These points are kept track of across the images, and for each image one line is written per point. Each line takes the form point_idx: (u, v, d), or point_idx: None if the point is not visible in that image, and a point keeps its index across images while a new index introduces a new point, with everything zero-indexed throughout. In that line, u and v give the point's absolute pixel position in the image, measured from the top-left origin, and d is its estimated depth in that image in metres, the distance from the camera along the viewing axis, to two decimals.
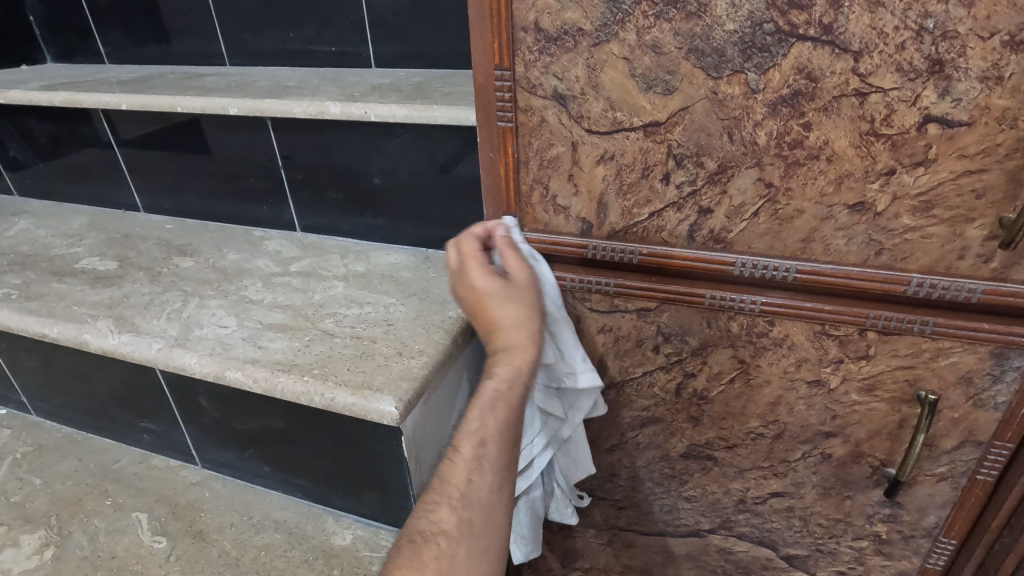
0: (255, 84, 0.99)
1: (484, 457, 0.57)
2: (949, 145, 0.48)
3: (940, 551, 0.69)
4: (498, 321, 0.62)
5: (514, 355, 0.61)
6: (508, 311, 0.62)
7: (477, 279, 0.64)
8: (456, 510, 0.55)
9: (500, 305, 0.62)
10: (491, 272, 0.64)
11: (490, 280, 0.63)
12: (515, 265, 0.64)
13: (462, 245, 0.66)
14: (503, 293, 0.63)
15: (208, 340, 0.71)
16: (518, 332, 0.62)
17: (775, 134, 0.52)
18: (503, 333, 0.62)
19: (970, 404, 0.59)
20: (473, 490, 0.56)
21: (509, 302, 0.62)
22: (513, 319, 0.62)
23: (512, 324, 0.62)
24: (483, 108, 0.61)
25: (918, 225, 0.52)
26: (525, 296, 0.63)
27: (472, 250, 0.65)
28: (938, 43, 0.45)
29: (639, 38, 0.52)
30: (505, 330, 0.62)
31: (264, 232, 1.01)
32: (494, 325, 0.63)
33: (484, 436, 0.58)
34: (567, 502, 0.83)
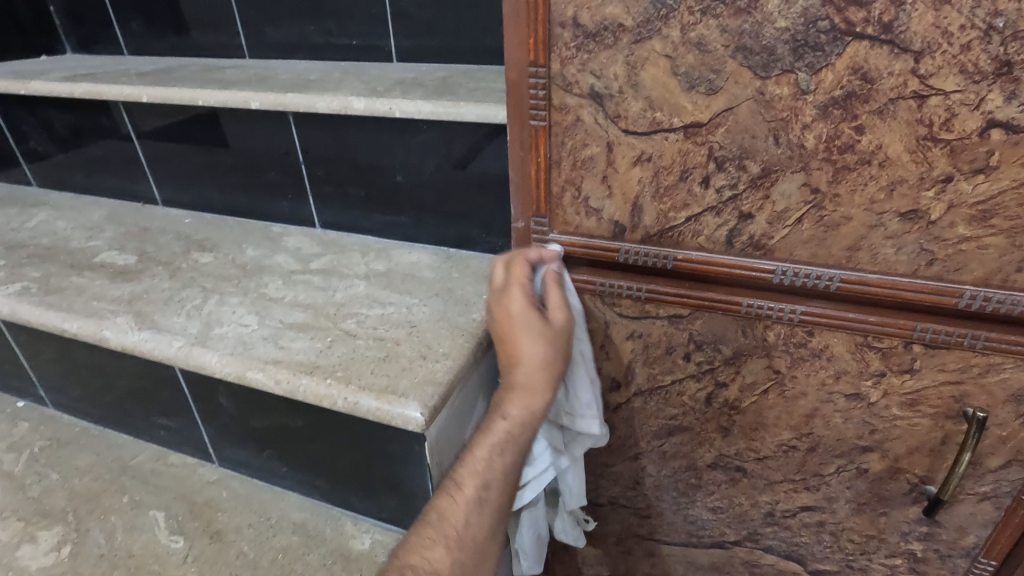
0: (277, 78, 0.98)
1: (485, 500, 0.57)
2: (1013, 152, 0.45)
3: (979, 571, 0.67)
4: (524, 357, 0.61)
5: (526, 398, 0.61)
6: (536, 352, 0.61)
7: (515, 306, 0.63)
8: (452, 550, 0.54)
9: (531, 341, 0.61)
10: (532, 305, 0.62)
11: (530, 314, 0.62)
12: (557, 308, 0.62)
13: (512, 269, 0.65)
14: (536, 330, 0.61)
15: (229, 339, 0.70)
16: (538, 375, 0.61)
17: (824, 137, 0.50)
18: (525, 371, 0.61)
19: (1019, 422, 0.56)
20: (470, 533, 0.55)
21: (540, 343, 0.61)
22: (537, 360, 0.61)
23: (534, 364, 0.61)
24: (516, 106, 0.59)
25: (974, 235, 0.49)
26: (558, 341, 0.62)
27: (521, 276, 0.64)
28: (1007, 44, 0.42)
29: (684, 35, 0.50)
30: (528, 369, 0.61)
31: (284, 228, 1.00)
32: (518, 360, 0.62)
33: (489, 478, 0.57)
34: (573, 524, 0.80)
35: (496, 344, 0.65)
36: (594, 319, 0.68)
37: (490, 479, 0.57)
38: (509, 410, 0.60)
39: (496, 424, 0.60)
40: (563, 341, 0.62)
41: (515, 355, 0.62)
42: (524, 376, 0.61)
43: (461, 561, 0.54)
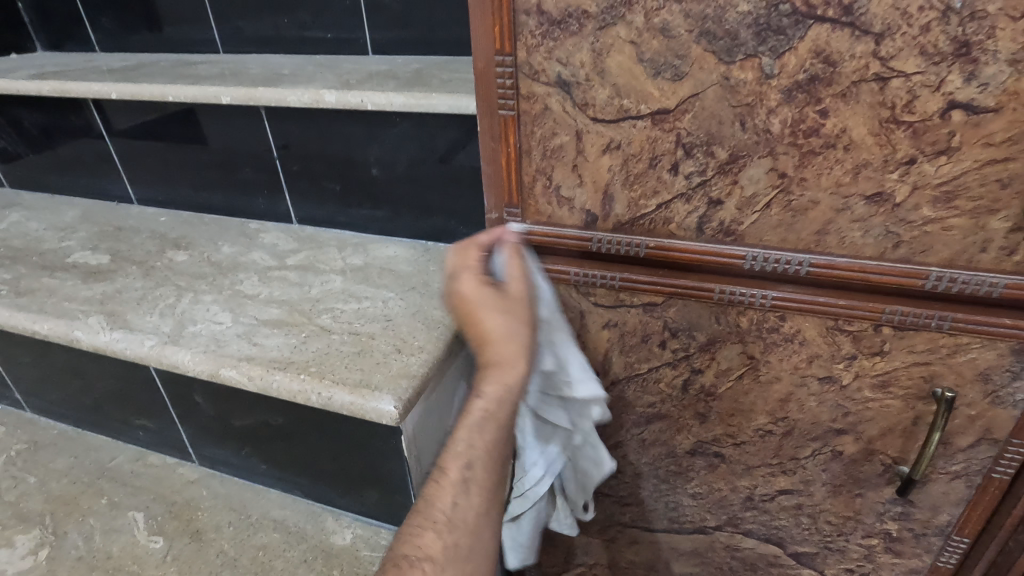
0: (249, 72, 0.96)
1: (471, 481, 0.54)
2: (974, 133, 0.46)
3: (952, 549, 0.68)
4: (486, 332, 0.57)
5: (505, 371, 0.56)
6: (497, 322, 0.57)
7: (468, 290, 0.59)
8: (443, 535, 0.52)
9: (491, 316, 0.57)
10: (485, 281, 0.59)
11: (483, 290, 0.58)
12: (513, 274, 0.59)
13: (464, 251, 0.61)
14: (493, 303, 0.58)
15: (202, 337, 0.69)
16: (508, 344, 0.57)
17: (790, 121, 0.50)
18: (492, 344, 0.57)
19: (987, 401, 0.57)
20: (462, 516, 0.53)
21: (501, 313, 0.57)
22: (501, 330, 0.57)
23: (501, 335, 0.57)
24: (484, 95, 0.58)
25: (938, 216, 0.50)
26: (519, 308, 0.58)
27: (472, 257, 0.60)
28: (965, 24, 0.42)
29: (647, 21, 0.50)
30: (492, 342, 0.57)
31: (260, 224, 0.99)
32: (482, 338, 0.58)
33: (472, 459, 0.54)
34: (568, 512, 0.81)
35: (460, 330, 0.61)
36: (570, 309, 0.68)
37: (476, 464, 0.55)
38: (488, 388, 0.56)
39: (474, 408, 0.56)
40: (525, 307, 0.58)
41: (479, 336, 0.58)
42: (492, 350, 0.57)
43: (454, 546, 0.52)
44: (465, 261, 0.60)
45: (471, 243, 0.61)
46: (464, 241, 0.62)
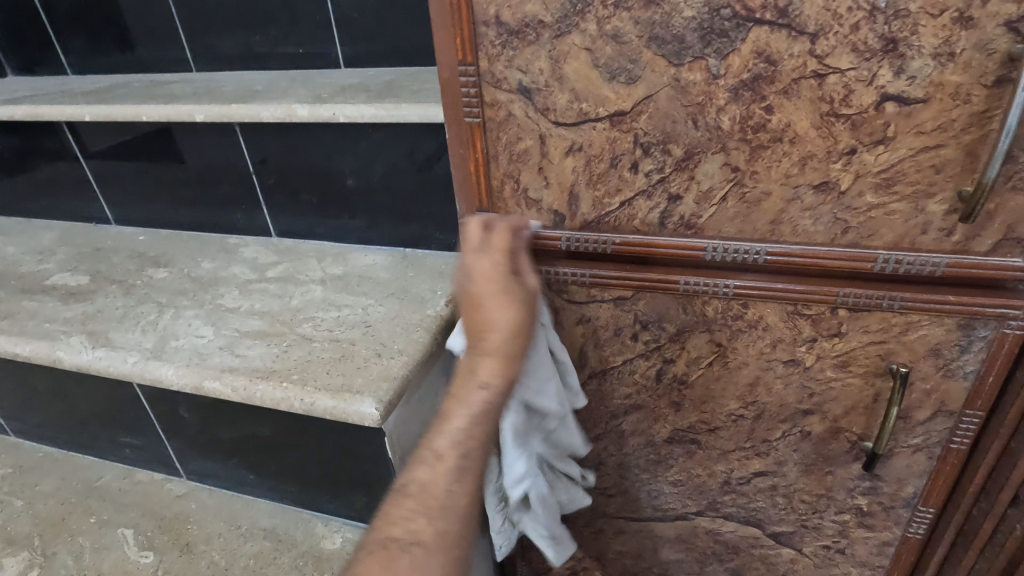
0: (222, 89, 0.98)
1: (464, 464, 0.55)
2: (907, 122, 0.49)
3: (920, 519, 0.71)
4: (493, 314, 0.57)
5: (501, 362, 0.56)
6: (505, 308, 0.57)
7: (485, 272, 0.58)
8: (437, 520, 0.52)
9: (500, 307, 0.57)
10: (500, 267, 0.58)
11: (501, 279, 0.58)
12: (528, 270, 0.60)
13: (492, 233, 0.60)
14: (508, 289, 0.58)
15: (185, 351, 0.70)
16: (509, 337, 0.57)
17: (738, 118, 0.53)
18: (496, 330, 0.57)
19: (940, 375, 0.60)
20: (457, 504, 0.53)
21: (509, 300, 0.57)
22: (503, 320, 0.57)
23: (498, 323, 0.57)
24: (449, 104, 0.61)
25: (881, 202, 0.53)
26: (529, 305, 0.58)
27: (503, 242, 0.60)
28: (890, 22, 0.46)
29: (600, 28, 0.52)
30: (496, 325, 0.57)
31: (240, 239, 1.00)
32: (489, 319, 0.57)
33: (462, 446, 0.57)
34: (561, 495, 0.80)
35: (463, 313, 0.60)
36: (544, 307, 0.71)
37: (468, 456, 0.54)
38: (483, 372, 0.56)
39: (474, 394, 0.56)
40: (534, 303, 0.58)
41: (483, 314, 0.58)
42: (495, 335, 0.57)
43: (450, 532, 0.52)
44: (495, 242, 0.60)
45: (505, 229, 0.60)
46: (494, 221, 0.61)
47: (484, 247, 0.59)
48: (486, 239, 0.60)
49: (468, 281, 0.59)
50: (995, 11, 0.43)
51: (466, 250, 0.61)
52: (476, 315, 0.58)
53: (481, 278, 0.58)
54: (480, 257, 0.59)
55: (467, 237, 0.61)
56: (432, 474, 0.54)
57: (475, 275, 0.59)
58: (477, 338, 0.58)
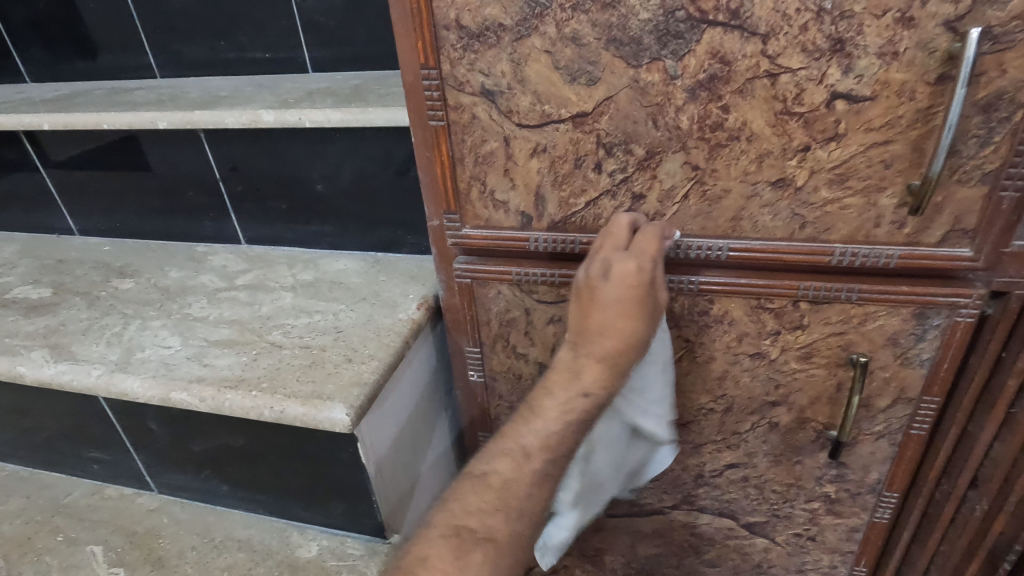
0: (187, 96, 0.96)
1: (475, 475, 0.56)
2: (856, 120, 0.50)
3: (886, 504, 0.73)
4: (612, 324, 0.57)
5: (608, 372, 0.58)
6: (632, 323, 0.57)
7: (606, 281, 0.57)
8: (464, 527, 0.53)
9: (598, 329, 0.58)
10: (643, 278, 0.57)
11: (643, 294, 0.57)
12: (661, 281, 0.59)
13: (640, 234, 0.58)
14: (603, 299, 0.57)
15: (151, 362, 0.69)
16: (622, 348, 0.58)
17: (696, 117, 0.54)
18: (621, 342, 0.57)
19: (898, 363, 0.62)
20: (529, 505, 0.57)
21: (642, 315, 0.57)
22: (619, 338, 0.58)
23: (610, 332, 0.57)
24: (413, 108, 0.61)
25: (835, 197, 0.54)
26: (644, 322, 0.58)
27: (653, 248, 0.57)
28: (837, 23, 0.47)
29: (559, 31, 0.53)
30: (606, 333, 0.58)
31: (208, 247, 0.99)
32: (608, 326, 0.58)
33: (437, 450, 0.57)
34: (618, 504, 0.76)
35: (573, 314, 0.60)
36: (514, 308, 0.71)
37: (554, 459, 0.59)
38: (586, 378, 0.59)
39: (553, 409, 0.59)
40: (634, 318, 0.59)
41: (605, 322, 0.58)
42: (609, 345, 0.58)
43: (516, 533, 0.56)
44: (643, 246, 0.57)
45: (658, 235, 0.58)
46: (643, 222, 0.59)
47: (632, 250, 0.57)
48: (634, 243, 0.58)
49: (603, 284, 0.57)
50: (934, 11, 0.45)
51: (603, 251, 0.59)
52: (593, 317, 0.58)
53: (595, 294, 0.58)
54: (644, 253, 0.57)
55: (611, 231, 0.59)
56: (513, 472, 0.58)
57: (607, 282, 0.57)
58: (592, 340, 0.59)
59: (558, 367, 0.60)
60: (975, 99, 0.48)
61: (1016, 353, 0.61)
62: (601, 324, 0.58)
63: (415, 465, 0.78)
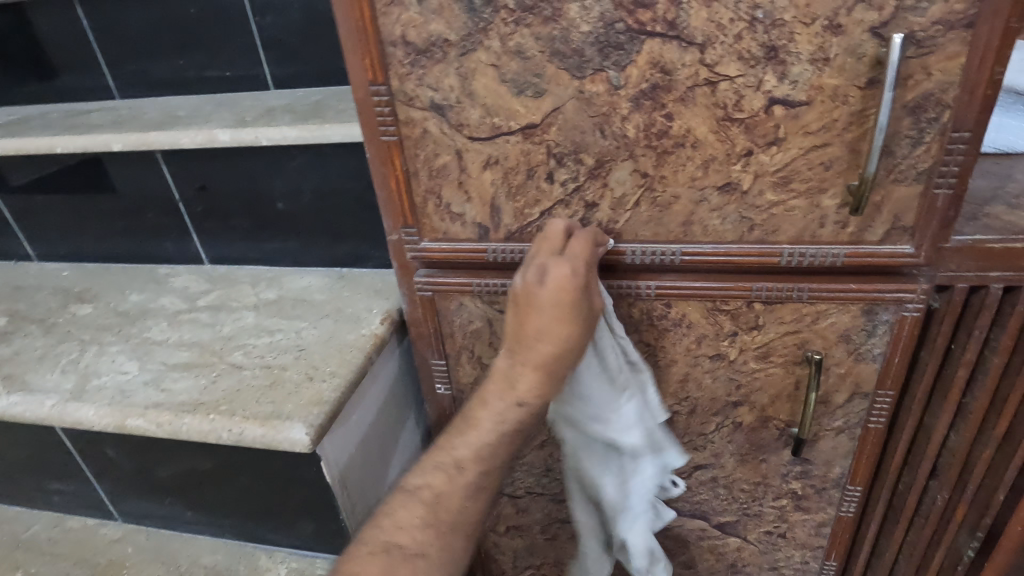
0: (144, 116, 0.95)
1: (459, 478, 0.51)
2: (794, 124, 0.52)
3: (850, 499, 0.74)
4: (550, 330, 0.57)
5: (543, 375, 0.59)
6: (562, 330, 0.57)
7: (541, 291, 0.57)
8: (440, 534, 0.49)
9: (539, 329, 0.57)
10: (579, 281, 0.56)
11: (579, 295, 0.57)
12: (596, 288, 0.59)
13: (573, 238, 0.58)
14: (539, 308, 0.57)
15: (107, 389, 0.68)
16: (553, 355, 0.58)
17: (642, 126, 0.55)
18: (550, 351, 0.57)
19: (852, 359, 0.64)
20: (462, 516, 0.59)
21: (569, 324, 0.57)
22: (557, 339, 0.57)
23: (541, 338, 0.57)
24: (365, 125, 0.61)
25: (780, 199, 0.56)
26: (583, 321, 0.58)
27: (585, 252, 0.58)
28: (769, 31, 0.49)
29: (503, 45, 0.54)
30: (542, 342, 0.57)
31: (171, 268, 0.97)
32: (541, 335, 0.57)
33: None
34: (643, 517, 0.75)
35: (510, 319, 0.59)
36: (476, 319, 0.71)
37: (486, 469, 0.60)
38: (524, 385, 0.59)
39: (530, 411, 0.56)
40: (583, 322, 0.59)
41: (537, 330, 0.57)
42: (547, 349, 0.58)
43: (447, 548, 0.57)
44: (575, 250, 0.58)
45: (588, 238, 0.59)
46: (575, 229, 0.60)
47: (567, 253, 0.57)
48: (566, 247, 0.58)
49: (541, 295, 0.57)
50: (860, 18, 0.47)
51: (535, 261, 0.58)
52: (528, 326, 0.58)
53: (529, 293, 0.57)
54: (562, 268, 0.56)
55: (545, 240, 0.59)
56: None
57: (542, 296, 0.57)
58: (528, 347, 0.58)
59: (496, 374, 0.61)
60: (904, 101, 0.49)
61: (963, 346, 0.63)
62: (539, 332, 0.57)
63: (383, 485, 0.77)
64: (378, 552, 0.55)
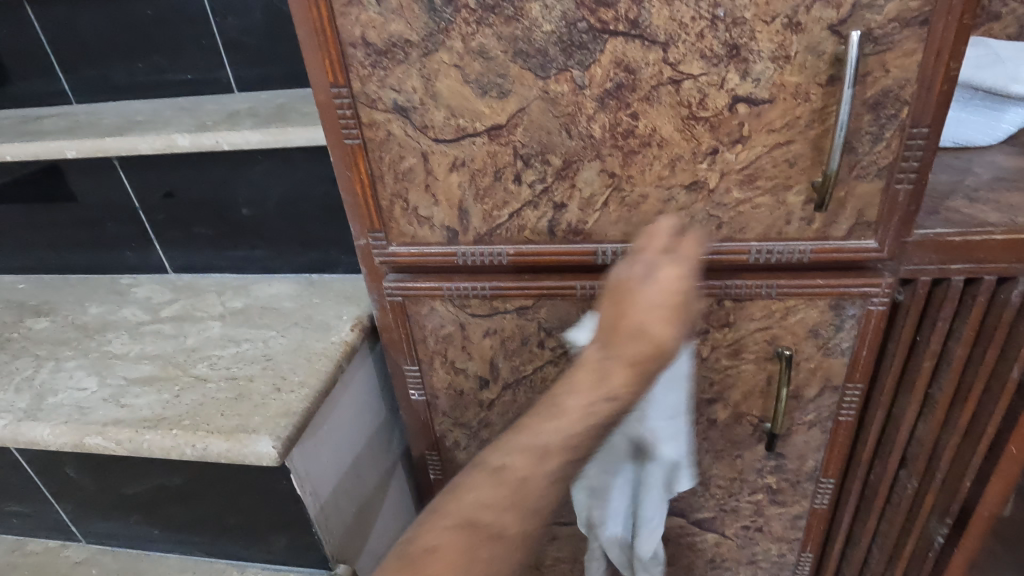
0: (100, 122, 0.92)
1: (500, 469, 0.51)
2: (758, 122, 0.52)
3: (824, 491, 0.75)
4: (651, 325, 0.51)
5: (637, 377, 0.51)
6: (662, 334, 0.51)
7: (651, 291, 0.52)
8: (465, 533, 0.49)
9: (655, 322, 0.51)
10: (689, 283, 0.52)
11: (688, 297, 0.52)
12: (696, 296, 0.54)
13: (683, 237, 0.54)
14: (643, 300, 0.52)
15: (64, 407, 0.65)
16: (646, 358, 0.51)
17: (608, 126, 0.54)
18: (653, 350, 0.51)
19: (821, 353, 0.64)
20: (542, 507, 0.51)
21: (675, 325, 0.52)
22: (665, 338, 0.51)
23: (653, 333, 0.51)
24: (328, 128, 0.59)
25: (747, 197, 0.56)
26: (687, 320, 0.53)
27: (695, 252, 0.53)
28: (730, 29, 0.49)
29: (466, 45, 0.53)
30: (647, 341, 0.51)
31: (133, 279, 0.94)
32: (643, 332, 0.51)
33: None
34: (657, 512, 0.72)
35: (601, 312, 0.53)
36: (449, 323, 0.70)
37: (573, 461, 0.51)
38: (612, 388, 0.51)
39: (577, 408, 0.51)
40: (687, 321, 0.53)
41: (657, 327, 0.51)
42: (645, 347, 0.51)
43: (528, 532, 0.51)
44: (684, 250, 0.53)
45: (698, 239, 0.54)
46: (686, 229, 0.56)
47: (677, 252, 0.53)
48: (676, 244, 0.54)
49: (644, 292, 0.52)
50: (819, 16, 0.47)
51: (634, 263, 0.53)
52: (629, 324, 0.52)
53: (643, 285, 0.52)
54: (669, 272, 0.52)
55: (646, 239, 0.54)
56: (531, 468, 0.51)
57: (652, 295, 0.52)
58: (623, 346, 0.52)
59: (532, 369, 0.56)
60: (864, 98, 0.50)
61: (927, 337, 0.65)
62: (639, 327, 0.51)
63: (358, 498, 0.76)
64: (453, 526, 0.50)
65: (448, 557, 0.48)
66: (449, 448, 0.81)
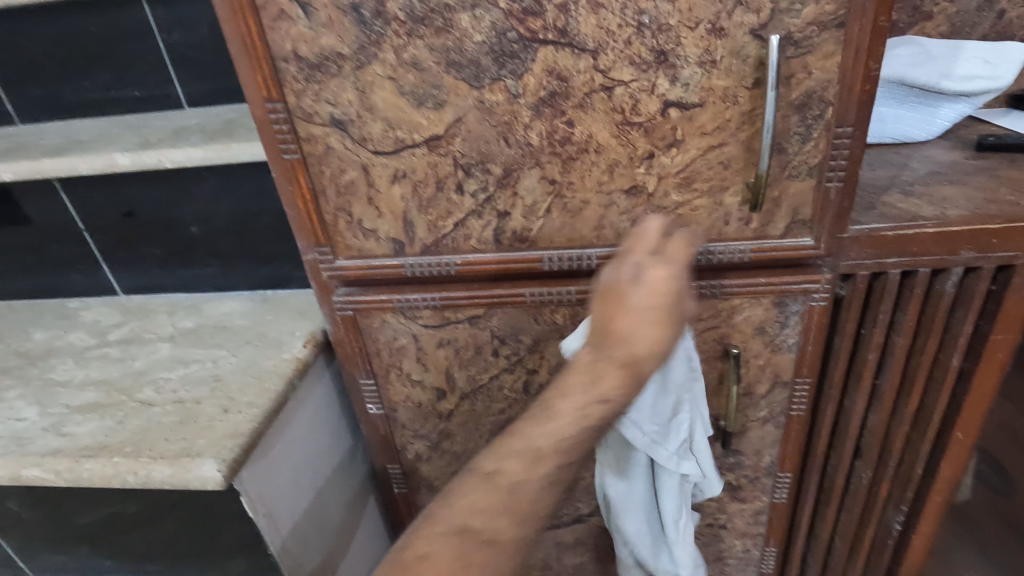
0: (41, 143, 0.89)
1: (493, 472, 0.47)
2: (690, 125, 0.53)
3: (782, 485, 0.76)
4: (642, 333, 0.49)
5: (629, 378, 0.48)
6: (655, 339, 0.49)
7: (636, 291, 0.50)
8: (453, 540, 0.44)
9: (643, 330, 0.49)
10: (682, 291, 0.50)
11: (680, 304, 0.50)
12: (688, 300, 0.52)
13: (669, 240, 0.52)
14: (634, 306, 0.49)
15: (1, 438, 0.63)
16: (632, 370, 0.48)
17: (545, 133, 0.55)
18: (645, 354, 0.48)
19: (770, 350, 0.65)
20: (541, 508, 0.46)
21: (667, 329, 0.49)
22: (655, 345, 0.49)
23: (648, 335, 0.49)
24: (265, 142, 0.58)
25: (685, 199, 0.56)
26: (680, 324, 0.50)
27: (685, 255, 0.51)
28: (657, 36, 0.49)
29: (398, 57, 0.53)
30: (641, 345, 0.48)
31: (81, 302, 0.91)
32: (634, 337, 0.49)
33: None
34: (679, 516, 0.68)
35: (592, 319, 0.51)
36: (402, 335, 0.70)
37: (572, 462, 0.47)
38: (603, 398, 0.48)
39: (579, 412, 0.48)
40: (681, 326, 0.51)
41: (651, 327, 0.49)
42: (637, 355, 0.48)
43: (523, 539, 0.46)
44: (674, 253, 0.51)
45: (686, 239, 0.53)
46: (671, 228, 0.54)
47: (665, 256, 0.51)
48: (662, 246, 0.52)
49: (630, 294, 0.50)
50: (740, 21, 0.48)
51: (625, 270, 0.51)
52: (616, 332, 0.49)
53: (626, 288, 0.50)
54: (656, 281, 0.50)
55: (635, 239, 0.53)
56: (526, 471, 0.46)
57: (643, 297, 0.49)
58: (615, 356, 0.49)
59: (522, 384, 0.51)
60: (790, 100, 0.51)
61: (871, 329, 0.66)
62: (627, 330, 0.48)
63: (314, 516, 0.74)
64: (448, 533, 0.45)
65: (440, 566, 0.43)
66: (411, 460, 0.81)
